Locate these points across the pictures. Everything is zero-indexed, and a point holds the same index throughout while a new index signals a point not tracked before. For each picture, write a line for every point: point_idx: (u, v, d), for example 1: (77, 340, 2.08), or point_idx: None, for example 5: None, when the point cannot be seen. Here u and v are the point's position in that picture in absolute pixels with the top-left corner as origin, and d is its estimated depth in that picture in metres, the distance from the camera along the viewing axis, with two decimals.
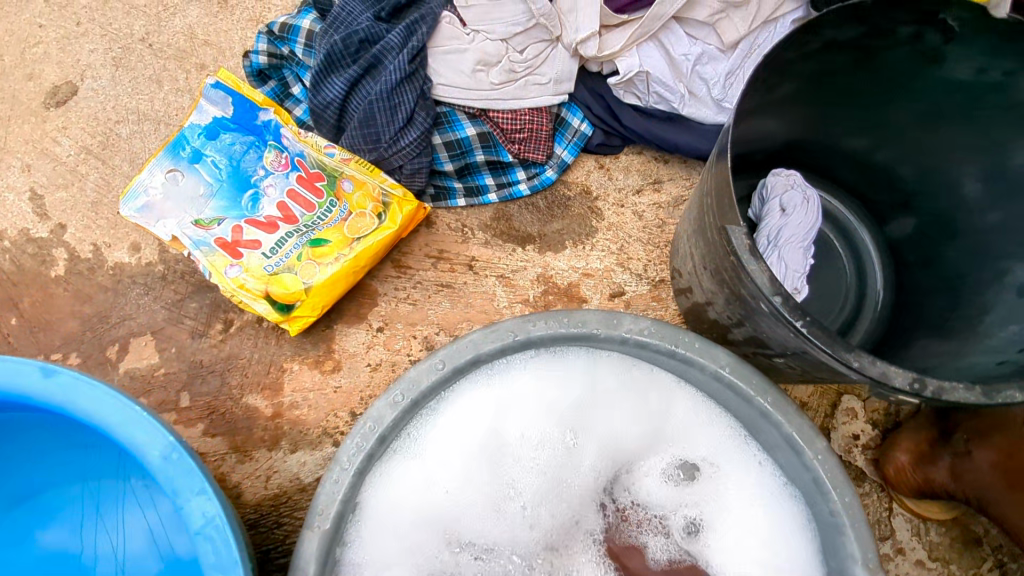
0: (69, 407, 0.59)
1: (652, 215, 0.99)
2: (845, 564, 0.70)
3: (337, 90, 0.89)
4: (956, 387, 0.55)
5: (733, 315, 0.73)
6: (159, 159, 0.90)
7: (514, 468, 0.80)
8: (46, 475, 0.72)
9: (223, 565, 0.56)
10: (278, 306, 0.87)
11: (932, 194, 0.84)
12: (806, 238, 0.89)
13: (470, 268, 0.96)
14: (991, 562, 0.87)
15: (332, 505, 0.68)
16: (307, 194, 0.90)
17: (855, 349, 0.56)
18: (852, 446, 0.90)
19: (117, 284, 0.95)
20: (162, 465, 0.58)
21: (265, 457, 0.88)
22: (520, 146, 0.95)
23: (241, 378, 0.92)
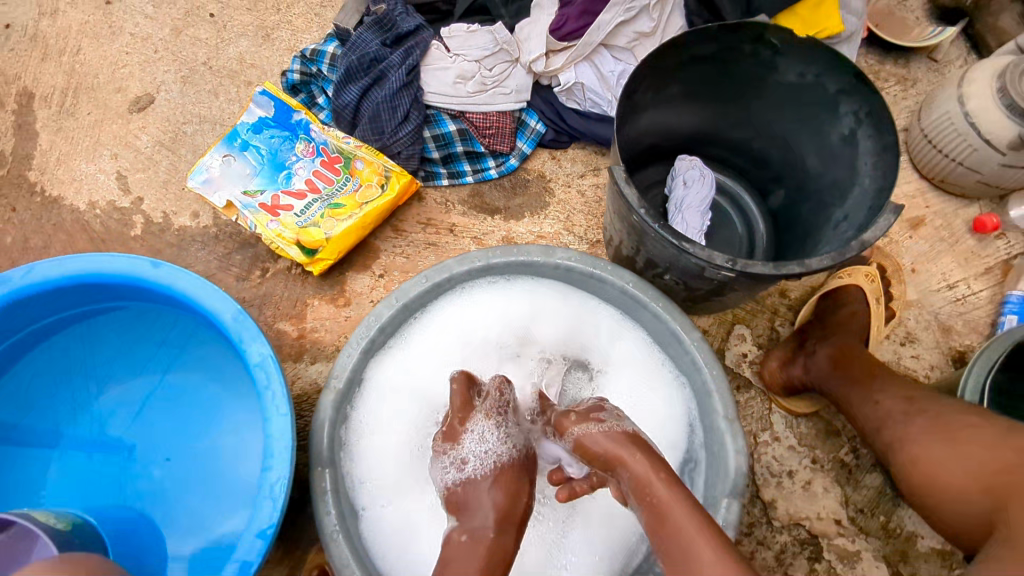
0: (172, 286, 0.89)
1: (592, 193, 1.29)
2: (713, 419, 0.98)
3: (353, 95, 1.21)
4: (758, 264, 0.84)
5: (634, 245, 1.03)
6: (218, 147, 1.21)
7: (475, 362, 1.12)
8: (151, 360, 1.06)
9: (272, 385, 0.85)
10: (306, 250, 1.15)
11: (790, 169, 1.14)
12: (704, 204, 1.18)
13: (451, 231, 1.26)
14: (847, 447, 1.15)
15: (345, 372, 0.97)
16: (328, 173, 1.22)
17: (693, 241, 0.85)
18: (742, 361, 1.18)
19: (181, 241, 1.25)
20: (232, 323, 0.87)
21: (292, 367, 1.17)
22: (490, 139, 1.25)
23: (274, 310, 1.20)
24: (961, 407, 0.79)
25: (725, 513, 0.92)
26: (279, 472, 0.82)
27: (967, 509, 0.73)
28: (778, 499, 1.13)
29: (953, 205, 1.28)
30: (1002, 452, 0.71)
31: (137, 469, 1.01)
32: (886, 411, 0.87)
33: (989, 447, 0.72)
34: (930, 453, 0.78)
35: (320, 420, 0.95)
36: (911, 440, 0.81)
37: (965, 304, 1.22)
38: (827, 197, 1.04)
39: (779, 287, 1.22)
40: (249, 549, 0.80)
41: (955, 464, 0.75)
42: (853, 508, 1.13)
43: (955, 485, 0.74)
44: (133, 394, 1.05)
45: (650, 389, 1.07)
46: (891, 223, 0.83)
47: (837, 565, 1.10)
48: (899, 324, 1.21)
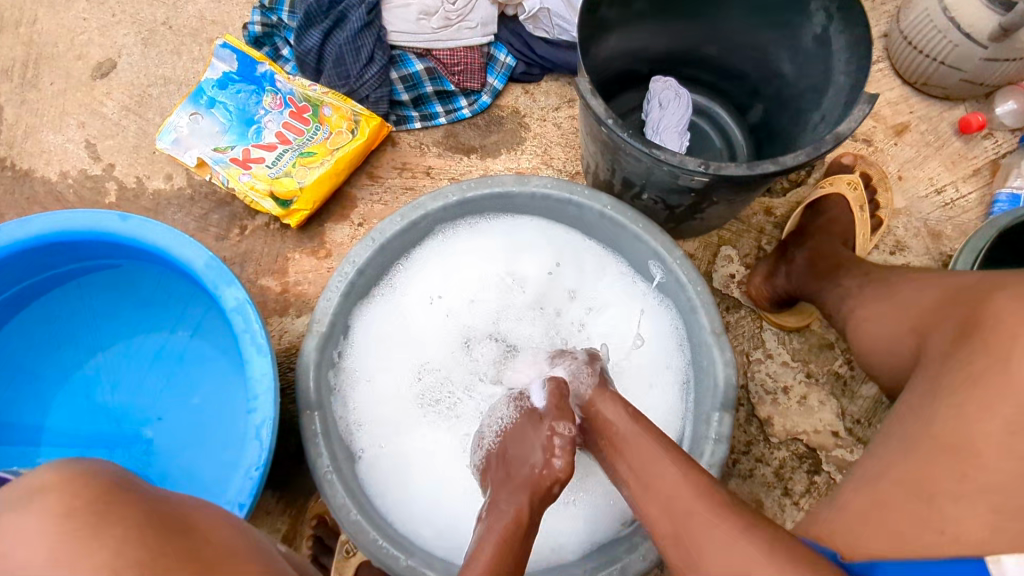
0: (141, 237, 0.88)
1: (568, 125, 1.27)
2: (700, 336, 0.95)
3: (315, 39, 1.20)
4: (732, 166, 0.81)
5: (609, 166, 1.00)
6: (184, 105, 1.19)
7: (461, 308, 1.07)
8: (128, 323, 1.04)
9: (250, 328, 0.84)
10: (280, 202, 1.15)
11: (767, 81, 1.11)
12: (681, 124, 1.16)
13: (427, 174, 1.24)
14: (841, 359, 1.12)
15: (326, 315, 0.95)
16: (298, 124, 1.20)
17: (664, 147, 0.83)
18: (730, 282, 1.16)
19: (157, 205, 1.23)
20: (205, 270, 0.86)
21: (278, 321, 1.16)
22: (460, 76, 1.23)
23: (256, 266, 1.19)
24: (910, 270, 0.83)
25: (716, 425, 0.89)
26: (264, 412, 0.81)
27: (897, 355, 0.76)
28: (774, 415, 1.10)
29: (938, 108, 1.25)
30: (929, 294, 0.74)
31: (127, 429, 1.00)
32: (845, 289, 0.91)
33: (923, 292, 0.75)
34: (872, 311, 0.81)
35: (304, 365, 0.93)
36: (860, 304, 0.85)
37: (954, 208, 1.20)
38: (805, 103, 1.03)
39: (764, 205, 1.20)
40: (241, 489, 0.80)
41: (891, 317, 0.78)
42: (851, 419, 1.10)
43: (890, 335, 0.77)
44: (114, 359, 1.03)
45: (641, 318, 1.04)
46: (865, 113, 0.82)
47: (837, 478, 1.06)
48: (888, 233, 1.19)
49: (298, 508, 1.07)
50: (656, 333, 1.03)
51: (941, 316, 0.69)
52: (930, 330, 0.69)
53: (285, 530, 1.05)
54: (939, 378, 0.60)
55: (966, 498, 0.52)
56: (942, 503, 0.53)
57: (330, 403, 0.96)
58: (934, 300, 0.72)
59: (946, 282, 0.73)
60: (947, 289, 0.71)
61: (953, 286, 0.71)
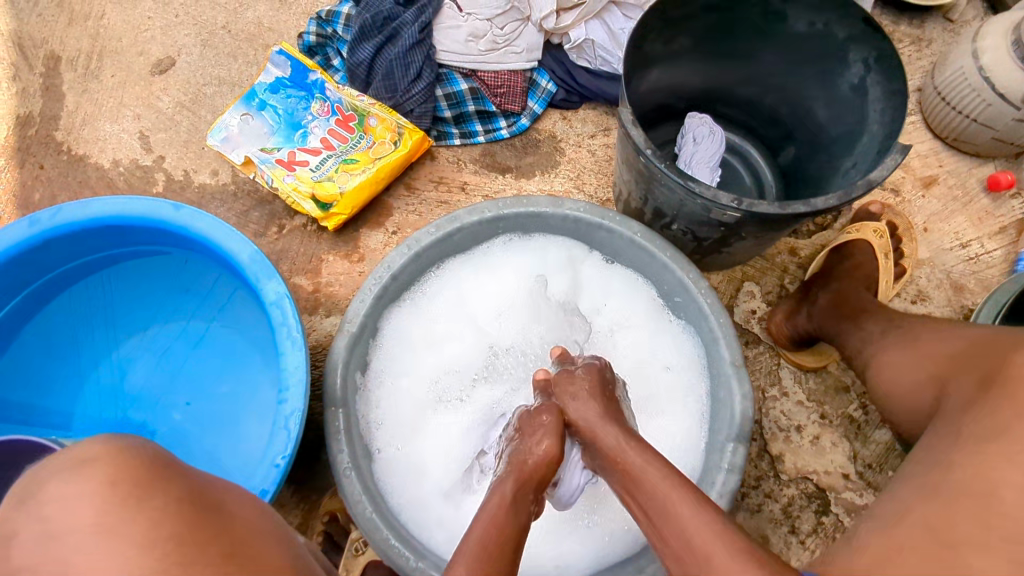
0: (191, 227, 0.92)
1: (603, 152, 1.30)
2: (719, 366, 0.97)
3: (366, 52, 1.25)
4: (764, 204, 0.84)
5: (642, 195, 1.03)
6: (236, 106, 1.25)
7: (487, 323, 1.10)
8: (165, 309, 1.08)
9: (288, 322, 0.87)
10: (320, 205, 1.19)
11: (801, 124, 1.14)
12: (713, 159, 1.19)
13: (462, 189, 1.28)
14: (856, 403, 1.13)
15: (358, 315, 0.98)
16: (343, 131, 1.24)
17: (699, 180, 0.86)
18: (751, 317, 1.18)
19: (201, 198, 1.28)
20: (249, 263, 0.90)
21: (308, 319, 1.19)
22: (501, 98, 1.28)
23: (290, 265, 1.23)
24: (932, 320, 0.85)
25: (730, 456, 0.91)
26: (294, 404, 0.85)
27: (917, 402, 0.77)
28: (786, 453, 1.11)
29: (967, 164, 1.27)
30: (953, 345, 0.76)
31: (156, 411, 1.03)
32: (867, 334, 0.92)
33: (945, 344, 0.77)
34: (894, 358, 0.83)
35: (333, 362, 0.96)
36: (880, 350, 0.87)
37: (978, 263, 1.21)
38: (837, 149, 1.06)
39: (789, 245, 1.22)
40: (266, 477, 0.82)
41: (913, 364, 0.80)
42: (862, 463, 1.10)
43: (911, 382, 0.79)
44: (149, 342, 1.07)
45: (663, 344, 1.06)
46: (897, 163, 0.84)
47: (845, 521, 1.07)
48: (910, 282, 1.20)
49: (310, 504, 1.09)
50: (677, 360, 1.05)
51: (964, 364, 0.71)
52: (953, 379, 0.71)
53: (296, 524, 1.07)
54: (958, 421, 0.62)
55: None
56: None
57: (354, 402, 0.98)
58: (957, 350, 0.74)
59: (970, 335, 0.75)
60: (970, 341, 0.74)
61: (974, 339, 0.73)
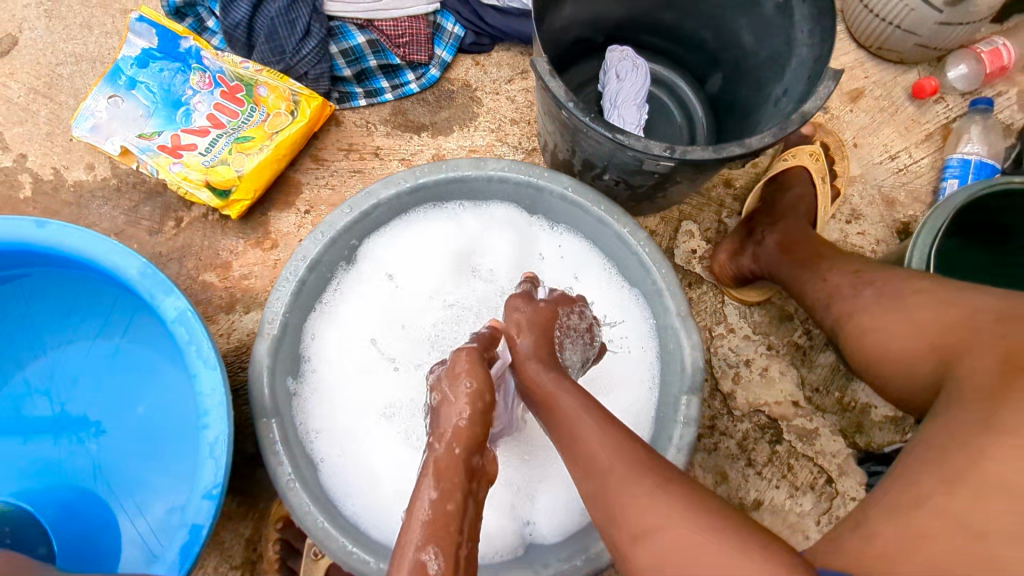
0: (62, 244, 0.80)
1: (522, 98, 1.21)
2: (666, 319, 0.94)
3: (242, 11, 1.09)
4: (698, 150, 0.79)
5: (569, 147, 0.96)
6: (101, 87, 1.08)
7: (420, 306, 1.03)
8: (59, 333, 0.97)
9: (196, 339, 0.78)
10: (217, 193, 1.07)
11: (726, 49, 1.07)
12: (639, 96, 1.12)
13: (376, 155, 1.17)
14: (801, 330, 1.13)
15: (278, 316, 0.89)
16: (230, 105, 1.10)
17: (627, 132, 0.79)
18: (692, 257, 1.15)
19: (79, 198, 1.13)
20: (140, 279, 0.79)
21: (225, 319, 1.09)
22: (405, 49, 1.16)
23: (196, 262, 1.11)
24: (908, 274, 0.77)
25: (685, 409, 0.89)
26: (217, 429, 0.77)
27: (910, 375, 0.70)
28: (737, 389, 1.11)
29: (891, 72, 1.24)
30: (944, 311, 0.68)
31: (69, 448, 0.94)
32: (834, 287, 0.86)
33: (936, 309, 0.70)
34: (882, 323, 0.75)
35: (256, 369, 0.87)
36: (861, 310, 0.79)
37: (907, 174, 1.21)
38: (764, 74, 1.00)
39: (724, 177, 1.18)
40: (198, 511, 0.75)
41: (900, 332, 0.72)
42: (810, 388, 1.12)
43: (907, 350, 0.71)
44: (47, 372, 0.96)
45: (609, 304, 1.02)
46: (830, 90, 0.80)
47: (798, 446, 1.10)
48: (844, 202, 1.19)
49: (260, 512, 1.04)
50: (620, 319, 1.01)
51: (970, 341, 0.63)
52: (956, 355, 0.64)
53: (247, 535, 1.03)
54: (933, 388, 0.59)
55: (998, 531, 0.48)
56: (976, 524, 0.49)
57: (287, 409, 0.91)
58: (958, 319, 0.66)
59: (964, 301, 0.67)
60: (969, 309, 0.66)
61: (976, 308, 0.66)
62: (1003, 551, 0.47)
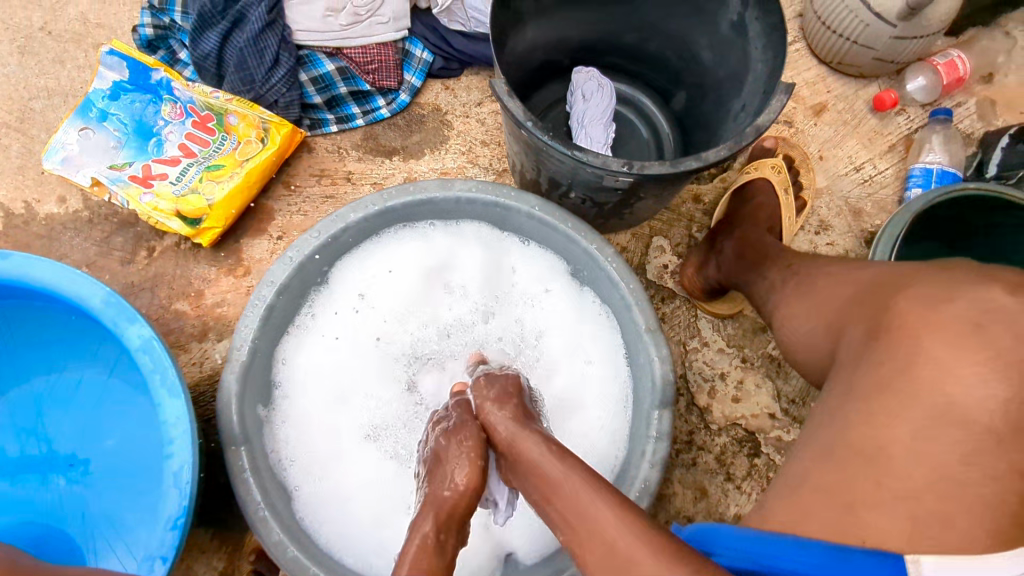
0: (27, 275, 0.80)
1: (492, 120, 1.23)
2: (636, 334, 0.94)
3: (212, 43, 1.11)
4: (655, 165, 0.81)
5: (535, 166, 0.97)
6: (71, 120, 1.09)
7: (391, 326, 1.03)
8: (29, 365, 0.96)
9: (160, 368, 0.78)
10: (188, 221, 1.07)
11: (687, 67, 1.10)
12: (606, 115, 1.14)
13: (348, 180, 1.18)
14: (774, 342, 1.14)
15: (247, 343, 0.89)
16: (202, 134, 1.12)
17: (585, 148, 0.81)
18: (663, 273, 1.16)
19: (50, 230, 1.13)
20: (104, 308, 0.79)
21: (198, 347, 1.09)
22: (374, 75, 1.18)
23: (168, 291, 1.11)
24: (828, 263, 0.82)
25: (657, 424, 0.89)
26: (182, 457, 0.76)
27: (819, 353, 0.76)
28: (713, 403, 1.11)
29: (853, 86, 1.27)
30: (845, 291, 0.74)
31: (38, 482, 0.93)
32: (770, 283, 0.90)
33: (840, 291, 0.75)
34: (792, 310, 0.81)
35: (225, 397, 0.87)
36: (782, 302, 0.84)
37: (872, 185, 1.23)
38: (724, 91, 1.03)
39: (692, 192, 1.20)
40: (163, 542, 0.75)
41: (809, 316, 0.78)
42: (786, 400, 1.12)
43: (809, 333, 0.77)
44: (17, 407, 0.95)
45: (580, 325, 1.03)
46: (783, 103, 0.82)
47: (776, 459, 1.09)
48: (812, 214, 1.21)
49: (233, 543, 1.02)
50: (591, 339, 1.02)
51: (859, 314, 0.69)
52: (850, 329, 0.70)
53: (221, 568, 1.00)
54: (872, 388, 0.60)
55: (886, 508, 0.54)
56: (857, 505, 0.55)
57: (258, 436, 0.91)
58: (849, 298, 0.72)
59: (862, 278, 0.73)
60: (863, 284, 0.72)
61: None
62: (885, 528, 0.54)
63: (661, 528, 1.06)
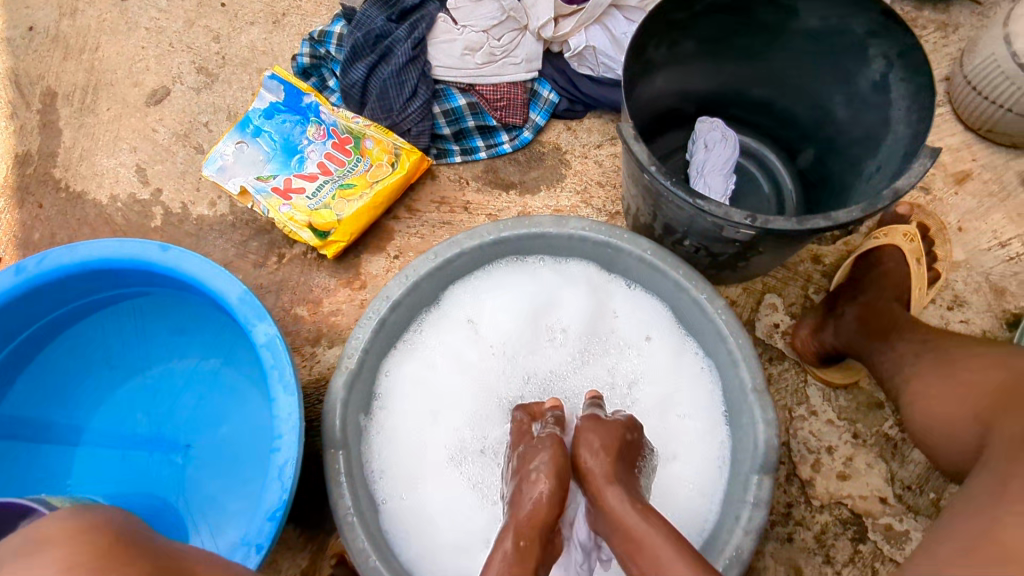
0: (178, 267, 0.89)
1: (610, 162, 1.24)
2: (741, 392, 0.90)
3: (360, 73, 1.21)
4: (780, 219, 0.79)
5: (651, 211, 0.97)
6: (230, 134, 1.21)
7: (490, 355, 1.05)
8: (167, 350, 1.06)
9: (279, 365, 0.83)
10: (318, 233, 1.15)
11: (820, 124, 1.07)
12: (726, 166, 1.12)
13: (465, 209, 1.23)
14: (892, 421, 1.06)
15: (358, 353, 0.94)
16: (339, 155, 1.21)
17: (708, 197, 0.81)
18: (773, 332, 1.12)
19: (199, 230, 1.25)
20: (239, 304, 0.87)
21: (311, 351, 1.16)
22: (501, 112, 1.23)
23: (291, 295, 1.20)
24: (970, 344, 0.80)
25: (755, 489, 0.84)
26: (288, 452, 0.81)
27: (959, 438, 0.73)
28: (816, 477, 1.04)
29: (1003, 156, 1.19)
30: (995, 374, 0.71)
31: (155, 458, 1.01)
32: (898, 356, 0.87)
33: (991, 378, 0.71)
34: (928, 387, 0.78)
35: (332, 401, 0.92)
36: (916, 378, 0.81)
37: (1019, 263, 1.13)
38: (858, 150, 0.99)
39: (812, 252, 1.15)
40: (260, 531, 0.78)
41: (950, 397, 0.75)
42: (901, 485, 1.03)
43: (948, 415, 0.74)
44: (149, 386, 1.05)
45: (680, 376, 1.00)
46: (926, 168, 0.78)
47: (884, 548, 1.00)
48: (945, 287, 1.12)
49: (318, 544, 1.06)
50: (689, 393, 0.99)
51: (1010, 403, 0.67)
52: (1003, 418, 0.66)
53: (304, 566, 1.04)
54: None
55: None
56: None
57: (356, 443, 0.95)
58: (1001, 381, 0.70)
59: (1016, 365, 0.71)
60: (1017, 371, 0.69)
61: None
62: None
63: None
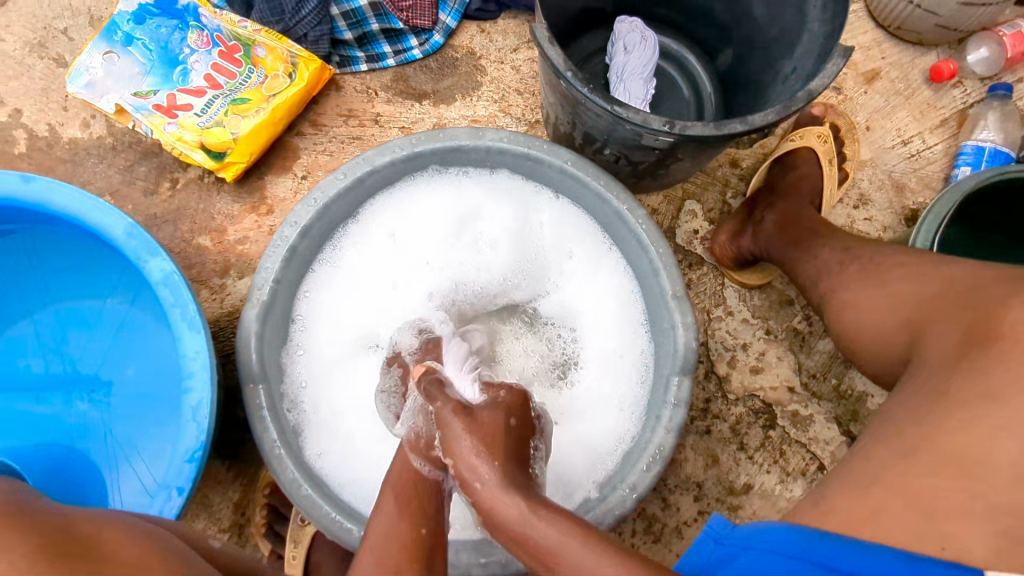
0: (45, 203, 0.79)
1: (528, 68, 1.18)
2: (661, 299, 0.91)
3: None
4: (698, 125, 0.77)
5: (569, 119, 0.93)
6: (95, 42, 1.04)
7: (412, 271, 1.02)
8: (54, 291, 0.97)
9: (180, 303, 0.77)
10: (212, 155, 1.05)
11: (736, 23, 1.03)
12: (646, 69, 1.08)
13: (376, 122, 1.15)
14: (800, 316, 1.12)
15: (267, 283, 0.87)
16: (229, 66, 1.08)
17: (627, 105, 0.77)
18: (693, 238, 1.13)
19: (74, 155, 1.11)
20: (125, 239, 0.78)
21: (220, 283, 1.09)
22: (408, 13, 1.12)
23: (191, 225, 1.10)
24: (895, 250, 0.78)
25: (675, 390, 0.86)
26: (201, 393, 0.76)
27: (891, 350, 0.70)
28: (732, 372, 1.10)
29: (910, 54, 1.20)
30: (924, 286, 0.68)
31: (59, 406, 0.95)
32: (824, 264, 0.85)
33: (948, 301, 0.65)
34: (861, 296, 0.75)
35: (244, 335, 0.86)
36: (843, 286, 0.79)
37: (919, 160, 1.18)
38: (775, 49, 0.97)
39: (730, 157, 1.16)
40: (180, 474, 0.75)
41: (881, 306, 0.72)
42: (807, 373, 1.10)
43: (878, 327, 0.71)
44: (40, 331, 0.96)
45: (604, 283, 1.01)
46: (839, 68, 0.77)
47: (791, 432, 1.08)
48: (852, 186, 1.16)
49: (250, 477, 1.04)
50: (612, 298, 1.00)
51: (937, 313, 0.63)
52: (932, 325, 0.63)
53: (236, 498, 1.03)
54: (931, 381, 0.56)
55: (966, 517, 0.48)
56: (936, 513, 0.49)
57: (275, 376, 0.91)
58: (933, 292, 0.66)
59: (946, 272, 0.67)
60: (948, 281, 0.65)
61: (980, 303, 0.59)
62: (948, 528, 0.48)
63: (670, 492, 1.06)
